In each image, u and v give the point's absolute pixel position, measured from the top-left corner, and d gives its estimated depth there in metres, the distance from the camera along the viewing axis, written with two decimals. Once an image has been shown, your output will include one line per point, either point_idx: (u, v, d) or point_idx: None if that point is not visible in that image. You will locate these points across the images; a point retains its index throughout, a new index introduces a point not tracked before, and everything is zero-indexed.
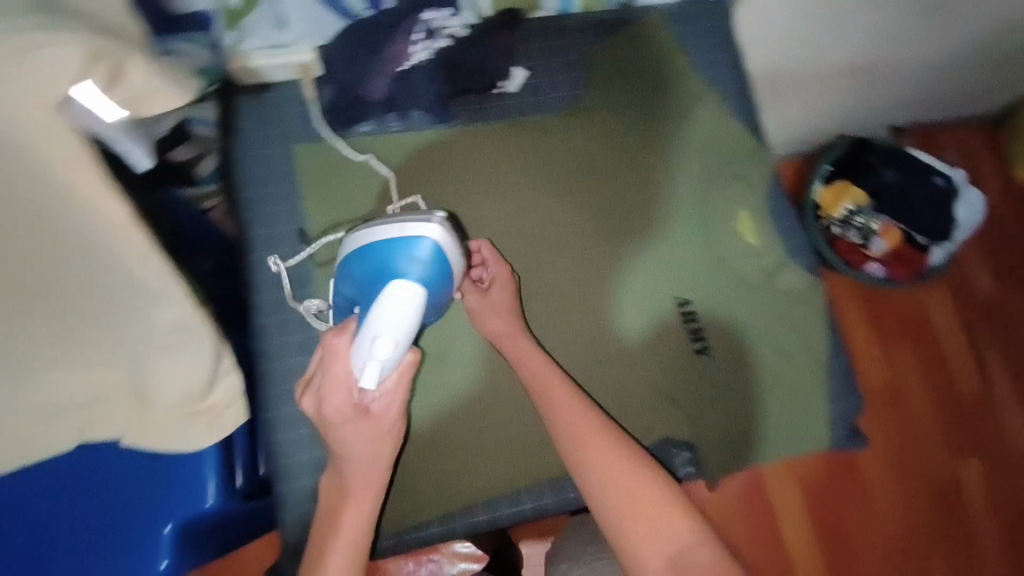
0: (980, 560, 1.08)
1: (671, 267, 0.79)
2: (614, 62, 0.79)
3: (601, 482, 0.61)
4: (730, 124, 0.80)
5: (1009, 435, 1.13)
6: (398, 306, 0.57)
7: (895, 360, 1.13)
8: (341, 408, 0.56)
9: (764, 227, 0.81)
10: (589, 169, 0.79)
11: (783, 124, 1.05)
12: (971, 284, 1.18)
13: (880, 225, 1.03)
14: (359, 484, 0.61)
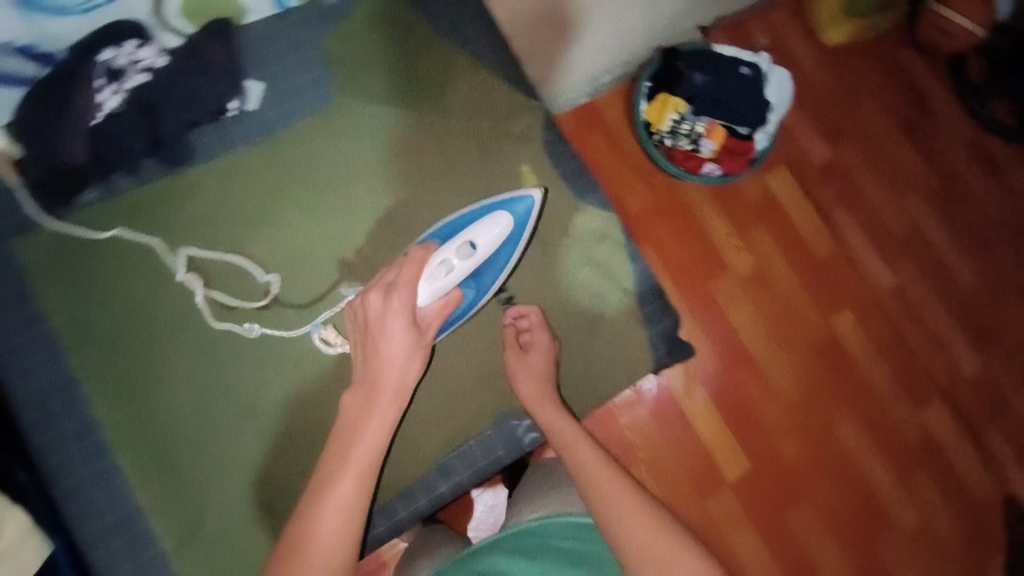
0: (877, 398, 1.16)
1: (467, 225, 0.95)
2: (363, 57, 0.96)
3: (602, 499, 0.75)
4: (492, 87, 0.97)
5: (871, 279, 1.22)
6: (496, 230, 0.83)
7: (752, 243, 1.22)
8: (394, 311, 0.75)
9: (543, 172, 0.97)
10: (379, 150, 0.94)
11: (552, 90, 1.14)
12: (805, 153, 1.28)
13: (704, 126, 1.10)
14: (380, 394, 0.74)
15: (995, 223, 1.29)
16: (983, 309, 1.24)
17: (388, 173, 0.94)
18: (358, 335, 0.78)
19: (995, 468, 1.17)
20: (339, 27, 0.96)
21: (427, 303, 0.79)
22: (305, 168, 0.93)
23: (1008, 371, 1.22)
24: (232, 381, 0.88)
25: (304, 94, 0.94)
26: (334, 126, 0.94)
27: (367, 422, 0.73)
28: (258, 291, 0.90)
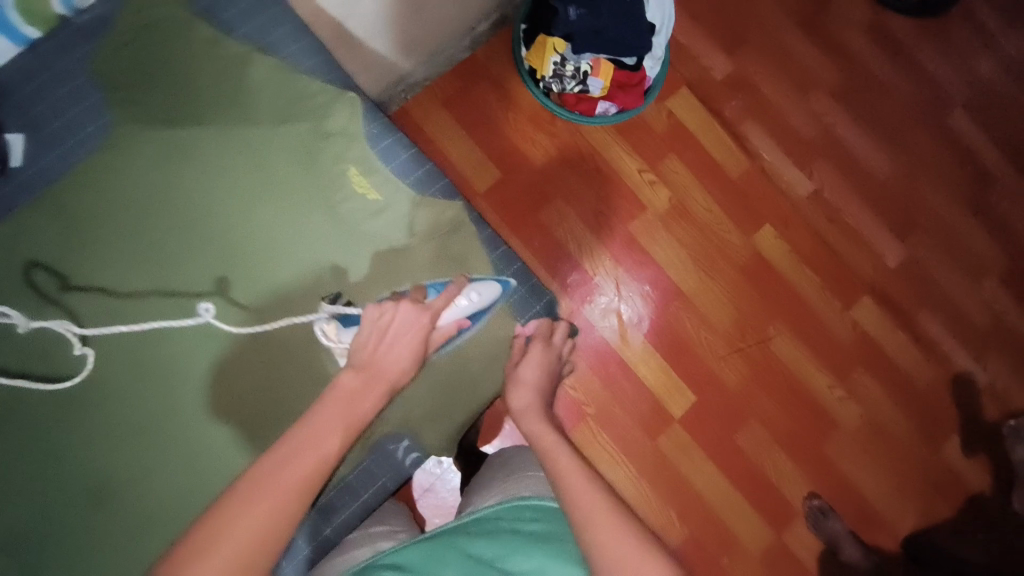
0: (808, 307, 1.17)
1: (303, 263, 0.70)
2: (123, 68, 0.69)
3: (561, 470, 0.61)
4: (295, 79, 0.71)
5: (789, 189, 1.20)
6: (480, 293, 0.71)
7: (666, 175, 1.17)
8: (418, 319, 0.65)
9: (373, 172, 0.72)
10: (168, 194, 0.68)
11: (381, 89, 1.05)
12: (707, 69, 1.22)
13: (589, 63, 1.03)
14: (372, 387, 0.60)
15: (905, 106, 1.27)
16: (903, 197, 1.24)
17: (205, 203, 0.69)
18: (365, 346, 0.62)
19: (929, 350, 1.20)
20: (94, 43, 0.68)
21: (448, 318, 0.69)
22: (89, 223, 0.67)
23: (932, 254, 1.23)
24: (113, 410, 0.65)
25: (79, 132, 0.68)
26: (107, 174, 0.67)
27: (359, 406, 0.58)
28: (191, 310, 0.67)
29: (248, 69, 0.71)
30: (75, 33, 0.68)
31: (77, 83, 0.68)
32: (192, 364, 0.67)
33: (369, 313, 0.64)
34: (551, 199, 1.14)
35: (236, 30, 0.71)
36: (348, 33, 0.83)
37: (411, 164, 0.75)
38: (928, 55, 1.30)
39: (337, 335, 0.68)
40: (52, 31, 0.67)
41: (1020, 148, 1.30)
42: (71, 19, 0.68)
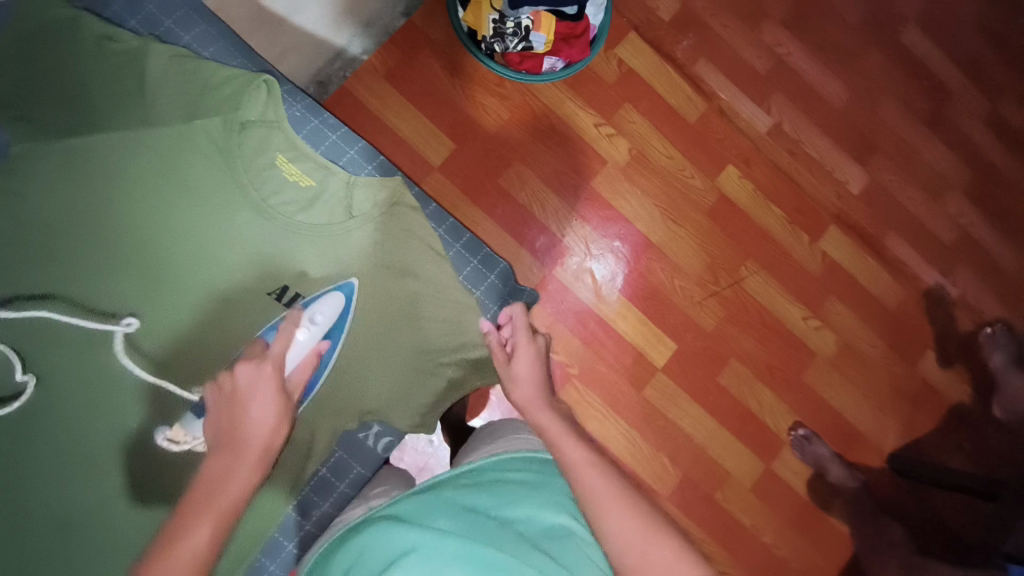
0: (777, 243, 1.17)
1: (244, 261, 0.68)
2: (16, 77, 0.64)
3: (573, 467, 0.55)
4: (198, 64, 0.66)
5: (746, 125, 1.19)
6: (320, 312, 0.65)
7: (624, 126, 1.15)
8: (260, 371, 0.56)
9: (303, 160, 0.69)
10: (84, 207, 0.64)
11: (309, 77, 1.01)
12: (653, 11, 1.18)
13: (530, 18, 0.99)
14: (241, 459, 0.51)
15: (856, 28, 1.25)
16: (860, 121, 1.23)
17: (128, 214, 0.65)
18: (214, 419, 0.55)
19: (898, 271, 1.22)
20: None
21: (293, 357, 0.61)
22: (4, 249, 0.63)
23: (893, 175, 1.24)
24: (71, 425, 0.64)
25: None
26: (18, 195, 0.63)
27: (226, 484, 0.50)
28: (118, 317, 0.65)
29: (145, 62, 0.65)
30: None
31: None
32: (137, 371, 0.65)
33: (210, 397, 0.56)
34: (509, 165, 1.11)
35: (130, 25, 0.69)
36: (266, 10, 0.79)
37: (342, 145, 0.74)
38: None
39: (185, 435, 0.63)
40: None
41: (972, 58, 1.29)
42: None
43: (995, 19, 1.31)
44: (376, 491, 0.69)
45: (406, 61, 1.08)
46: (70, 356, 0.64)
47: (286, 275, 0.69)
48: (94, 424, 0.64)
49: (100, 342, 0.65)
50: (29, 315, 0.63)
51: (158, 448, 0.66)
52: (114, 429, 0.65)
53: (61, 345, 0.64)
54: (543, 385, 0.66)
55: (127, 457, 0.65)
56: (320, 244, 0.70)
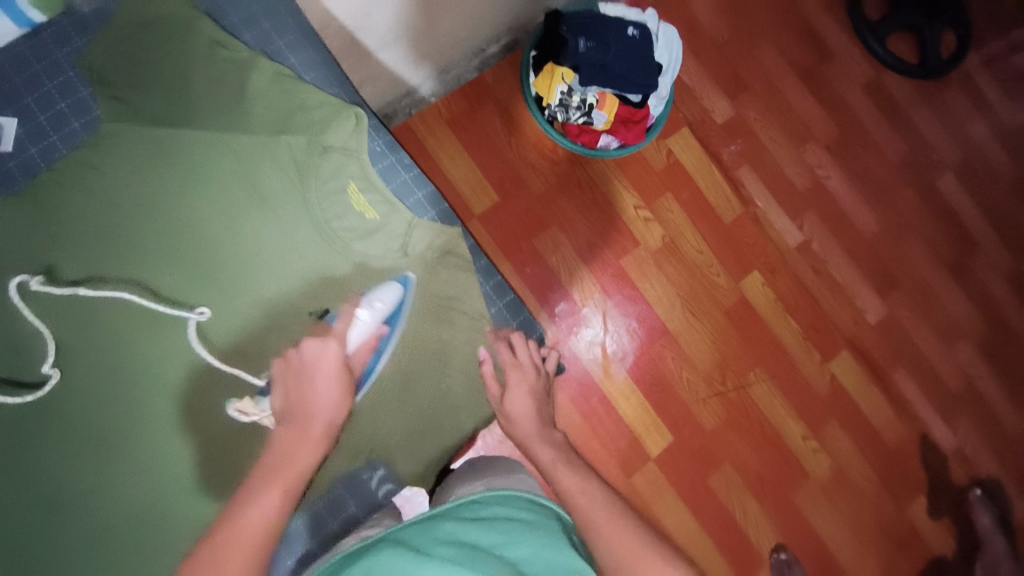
0: (789, 355, 1.18)
1: (296, 277, 0.67)
2: (122, 61, 0.62)
3: (573, 497, 0.57)
4: (298, 87, 0.64)
5: (777, 236, 1.22)
6: (382, 299, 0.67)
7: (661, 213, 1.18)
8: (325, 347, 0.62)
9: (372, 192, 0.68)
10: (149, 198, 0.62)
11: (382, 105, 1.06)
12: (707, 112, 1.24)
13: (595, 96, 1.04)
14: (304, 436, 0.57)
15: (895, 166, 1.31)
16: (886, 255, 1.27)
17: (191, 212, 0.63)
18: (282, 396, 0.61)
19: (902, 409, 1.22)
20: (94, 35, 0.62)
21: (356, 336, 0.65)
22: (68, 226, 0.61)
23: (910, 313, 1.26)
24: (82, 413, 0.61)
25: (69, 125, 0.62)
26: (97, 168, 0.61)
27: (296, 452, 0.55)
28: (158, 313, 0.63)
29: (248, 77, 0.63)
30: (72, 23, 0.62)
31: (66, 75, 0.61)
32: (165, 368, 0.64)
33: (275, 369, 0.62)
34: (546, 228, 1.13)
35: (224, 22, 0.65)
36: (364, 45, 0.86)
37: (411, 186, 0.71)
38: (918, 119, 1.34)
39: (256, 407, 0.64)
40: (53, 17, 0.61)
41: (1002, 215, 1.34)
42: (74, 6, 0.62)
43: None
44: (368, 524, 0.64)
45: (469, 110, 1.14)
46: (100, 338, 0.62)
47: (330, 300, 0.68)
48: (106, 408, 0.62)
49: (138, 330, 0.63)
50: (65, 300, 0.61)
51: (163, 443, 0.63)
52: (125, 414, 0.62)
53: (106, 330, 0.62)
54: (537, 415, 0.68)
55: (128, 447, 0.62)
56: (372, 273, 0.70)
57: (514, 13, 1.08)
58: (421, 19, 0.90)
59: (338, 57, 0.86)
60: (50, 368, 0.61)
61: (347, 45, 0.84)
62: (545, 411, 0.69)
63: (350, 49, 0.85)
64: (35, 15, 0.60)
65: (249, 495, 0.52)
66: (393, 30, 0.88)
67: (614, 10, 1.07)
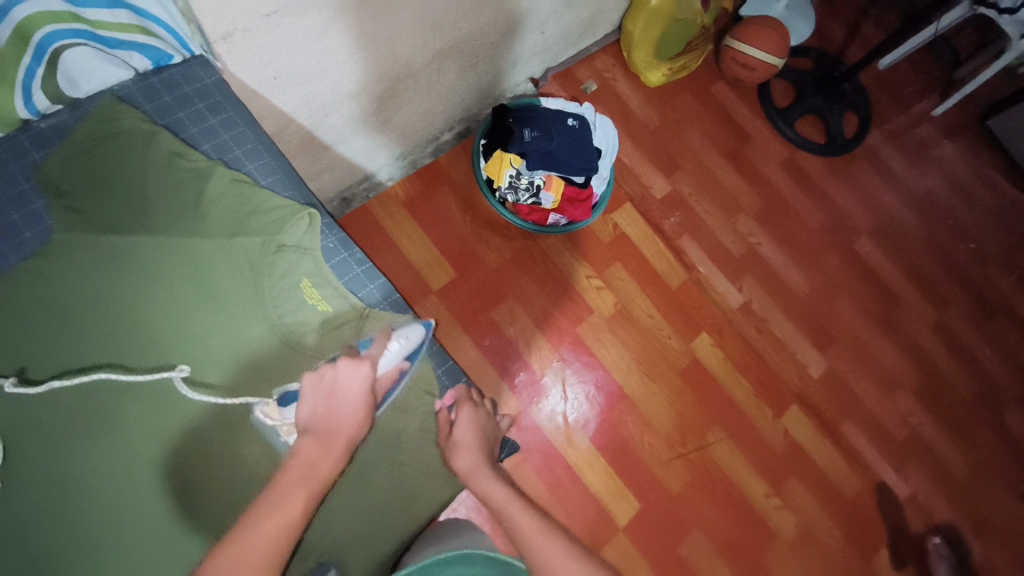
0: (744, 414, 1.22)
1: (249, 383, 0.59)
2: (75, 166, 0.58)
3: (535, 542, 0.54)
4: (256, 191, 0.61)
5: (721, 299, 1.30)
6: (410, 336, 0.63)
7: (612, 282, 1.24)
8: (359, 372, 0.55)
9: (330, 291, 0.62)
10: (80, 304, 0.56)
11: (334, 193, 1.11)
12: (647, 188, 1.35)
13: (542, 179, 1.12)
14: (331, 446, 0.51)
15: (819, 231, 1.44)
16: (820, 312, 1.36)
17: (127, 319, 0.57)
18: (309, 408, 0.54)
19: (855, 460, 1.26)
20: (50, 150, 0.59)
21: (385, 364, 0.60)
22: (1, 344, 0.54)
23: (849, 366, 1.34)
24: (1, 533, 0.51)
25: (20, 236, 0.57)
26: (46, 280, 0.56)
27: (318, 461, 0.50)
28: (83, 428, 0.55)
29: (206, 185, 0.60)
30: (29, 138, 0.58)
31: (20, 188, 0.57)
32: (89, 482, 0.54)
33: (306, 380, 0.54)
34: (503, 300, 1.18)
35: (186, 134, 0.63)
36: (320, 140, 0.92)
37: (365, 281, 0.67)
38: (832, 189, 1.49)
39: (280, 413, 0.58)
40: (9, 132, 0.58)
41: (919, 271, 1.47)
42: (32, 121, 0.59)
43: (940, 241, 1.51)
44: None
45: (426, 193, 1.20)
46: (24, 442, 0.53)
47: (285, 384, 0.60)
48: (41, 478, 0.53)
49: (62, 438, 0.54)
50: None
51: (95, 565, 0.52)
52: (67, 476, 0.53)
53: (25, 439, 0.53)
54: (487, 459, 0.64)
55: (79, 502, 0.53)
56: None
57: (460, 106, 1.18)
58: (373, 117, 0.98)
59: (295, 152, 0.90)
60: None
61: (303, 142, 0.89)
62: (493, 457, 0.66)
63: (307, 144, 0.90)
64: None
65: (268, 505, 0.46)
66: (348, 123, 0.94)
67: (554, 103, 1.19)
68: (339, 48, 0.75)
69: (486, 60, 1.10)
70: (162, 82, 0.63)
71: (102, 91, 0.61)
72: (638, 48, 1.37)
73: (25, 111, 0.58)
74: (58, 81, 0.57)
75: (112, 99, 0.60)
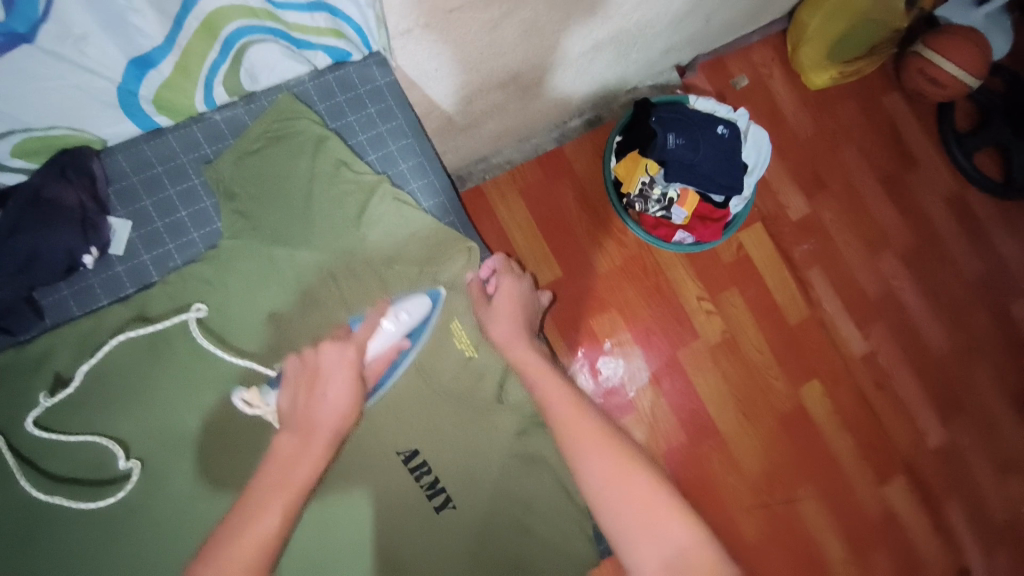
0: (842, 474, 1.13)
1: (382, 412, 0.62)
2: (250, 173, 0.59)
3: (553, 396, 0.53)
4: (422, 218, 0.61)
5: (842, 345, 1.18)
6: (409, 311, 0.59)
7: (724, 307, 1.15)
8: (343, 354, 0.53)
9: (476, 333, 0.64)
10: (252, 312, 0.59)
11: (454, 170, 1.07)
12: (783, 207, 1.21)
13: (677, 192, 1.03)
14: (309, 442, 0.47)
15: (973, 285, 1.25)
16: (953, 378, 1.21)
17: (288, 335, 0.59)
18: (289, 395, 0.51)
19: (953, 543, 1.15)
20: (225, 146, 0.59)
21: (377, 346, 0.57)
22: (162, 349, 0.58)
23: (973, 443, 1.20)
24: (136, 532, 0.56)
25: (187, 235, 0.59)
26: (210, 283, 0.58)
27: (299, 460, 0.46)
28: (229, 448, 0.58)
29: (370, 201, 0.61)
30: (202, 130, 0.58)
31: (191, 183, 0.59)
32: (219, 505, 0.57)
33: (287, 368, 0.53)
34: (606, 309, 1.12)
35: (355, 139, 0.63)
36: (459, 123, 0.86)
37: None
38: (998, 237, 1.29)
39: (262, 400, 0.55)
40: (181, 122, 0.58)
41: None
42: (206, 113, 0.58)
43: None
44: None
45: (544, 181, 1.13)
46: (174, 451, 0.57)
47: (420, 439, 0.62)
48: (177, 488, 0.57)
49: (200, 455, 0.58)
50: (138, 407, 0.57)
51: None
52: (204, 475, 0.58)
53: (172, 450, 0.57)
54: (518, 319, 0.60)
55: (217, 504, 0.57)
56: (463, 418, 0.64)
57: (596, 95, 1.09)
58: (513, 103, 0.90)
59: (435, 134, 0.85)
60: (128, 460, 0.56)
61: (445, 126, 0.85)
62: (530, 330, 0.61)
63: (449, 128, 0.86)
64: (161, 119, 0.57)
65: (243, 514, 0.43)
66: (494, 109, 0.88)
67: (705, 103, 1.06)
68: (507, 39, 0.68)
69: (639, 52, 1.00)
70: (337, 80, 0.61)
71: (278, 85, 0.60)
72: (808, 43, 1.19)
73: (204, 104, 0.57)
74: (240, 74, 0.56)
75: (286, 96, 0.59)
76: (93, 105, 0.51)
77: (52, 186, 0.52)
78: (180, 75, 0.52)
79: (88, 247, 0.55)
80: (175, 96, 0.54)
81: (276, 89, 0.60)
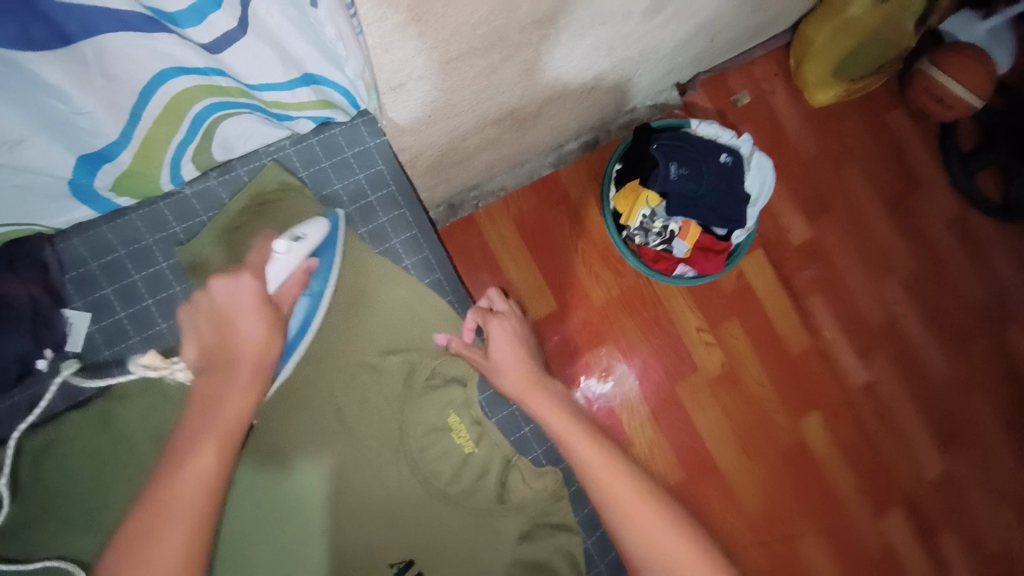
0: (842, 508, 1.12)
1: (380, 519, 0.64)
2: (231, 257, 0.58)
3: (563, 429, 0.61)
4: (427, 318, 0.66)
5: (843, 374, 1.16)
6: (308, 230, 0.56)
7: (724, 338, 1.12)
8: (238, 284, 0.51)
9: (471, 427, 0.67)
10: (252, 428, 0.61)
11: (443, 200, 1.02)
12: (784, 233, 1.18)
13: (678, 224, 0.99)
14: (233, 386, 0.49)
15: (971, 311, 1.24)
16: (952, 407, 1.20)
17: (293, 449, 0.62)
18: (198, 344, 0.51)
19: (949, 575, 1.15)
20: (196, 223, 0.59)
21: (276, 271, 0.54)
22: (127, 454, 0.58)
23: (970, 473, 1.19)
24: None
25: (154, 326, 0.58)
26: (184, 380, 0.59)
27: (222, 398, 0.48)
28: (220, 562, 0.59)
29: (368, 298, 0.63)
30: (171, 207, 0.59)
31: (157, 267, 0.58)
32: None
33: (185, 317, 0.53)
34: (603, 342, 1.08)
35: (343, 209, 0.63)
36: (453, 158, 0.81)
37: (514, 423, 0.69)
38: (999, 261, 1.27)
39: (165, 362, 0.54)
40: (143, 201, 0.58)
41: None
42: (177, 189, 0.59)
43: None
44: None
45: (539, 210, 1.08)
46: None
47: (418, 545, 0.64)
48: None
49: None
50: (100, 513, 0.56)
51: None
52: None
53: None
54: (528, 361, 0.66)
55: None
56: (462, 521, 0.65)
57: (594, 120, 1.04)
58: (508, 137, 0.86)
59: (427, 169, 0.80)
60: None
61: (440, 161, 0.79)
62: (537, 367, 0.67)
63: (443, 162, 0.80)
64: (123, 200, 0.57)
65: (178, 487, 0.44)
66: (490, 142, 0.83)
67: (708, 129, 1.01)
68: (505, 81, 0.63)
69: (640, 76, 0.96)
70: (320, 143, 0.61)
71: (257, 148, 0.60)
72: (814, 59, 1.14)
73: (172, 182, 0.58)
74: (213, 148, 0.57)
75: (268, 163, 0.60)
76: (39, 196, 0.50)
77: (3, 280, 0.51)
78: (143, 163, 0.52)
79: (43, 350, 0.53)
80: (138, 181, 0.55)
81: (255, 157, 0.60)
